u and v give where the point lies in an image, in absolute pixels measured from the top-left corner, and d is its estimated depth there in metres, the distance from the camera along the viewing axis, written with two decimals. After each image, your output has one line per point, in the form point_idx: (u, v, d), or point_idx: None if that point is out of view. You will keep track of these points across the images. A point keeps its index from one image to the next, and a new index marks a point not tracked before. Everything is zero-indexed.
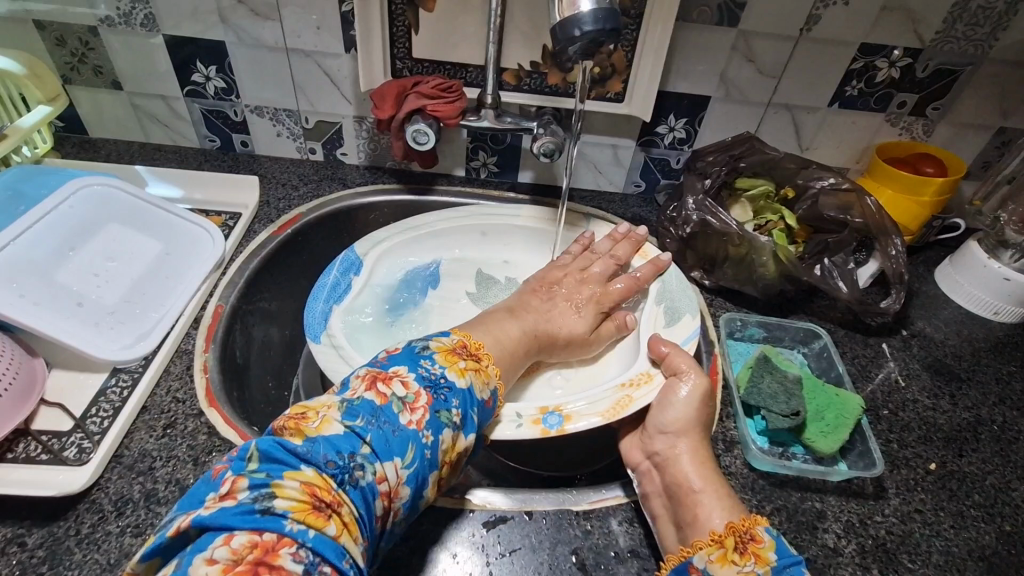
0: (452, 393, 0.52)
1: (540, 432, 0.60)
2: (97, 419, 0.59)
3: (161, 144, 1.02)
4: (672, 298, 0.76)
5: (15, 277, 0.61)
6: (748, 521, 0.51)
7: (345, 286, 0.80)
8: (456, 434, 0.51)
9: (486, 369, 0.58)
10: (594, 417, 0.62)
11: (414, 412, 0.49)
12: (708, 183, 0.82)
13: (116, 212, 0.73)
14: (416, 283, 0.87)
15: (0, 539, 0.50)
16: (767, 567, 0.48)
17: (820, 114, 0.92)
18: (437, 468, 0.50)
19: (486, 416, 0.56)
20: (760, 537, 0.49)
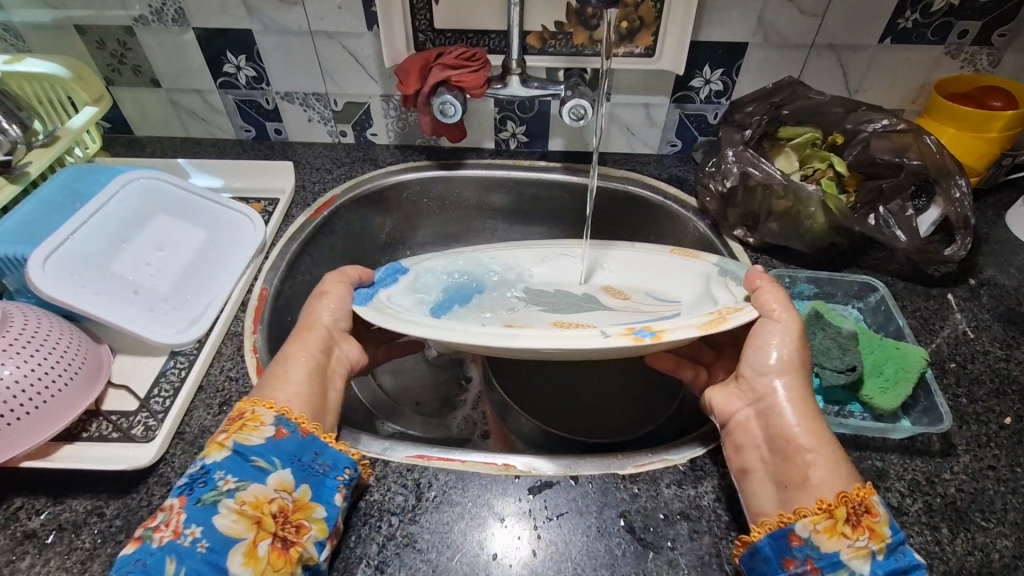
0: (211, 472, 0.48)
1: (633, 339, 0.52)
2: (160, 399, 0.62)
3: (200, 139, 1.05)
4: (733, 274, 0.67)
5: (76, 269, 0.64)
6: (863, 491, 0.48)
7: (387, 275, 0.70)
8: (238, 498, 0.47)
9: (255, 413, 0.52)
10: (690, 329, 0.54)
11: (168, 525, 0.46)
12: (748, 134, 0.78)
13: (163, 204, 0.76)
14: (460, 293, 0.71)
15: (80, 511, 0.54)
16: (881, 544, 0.46)
17: (870, 52, 0.85)
18: (243, 536, 0.46)
19: (295, 443, 0.52)
20: (876, 510, 0.47)
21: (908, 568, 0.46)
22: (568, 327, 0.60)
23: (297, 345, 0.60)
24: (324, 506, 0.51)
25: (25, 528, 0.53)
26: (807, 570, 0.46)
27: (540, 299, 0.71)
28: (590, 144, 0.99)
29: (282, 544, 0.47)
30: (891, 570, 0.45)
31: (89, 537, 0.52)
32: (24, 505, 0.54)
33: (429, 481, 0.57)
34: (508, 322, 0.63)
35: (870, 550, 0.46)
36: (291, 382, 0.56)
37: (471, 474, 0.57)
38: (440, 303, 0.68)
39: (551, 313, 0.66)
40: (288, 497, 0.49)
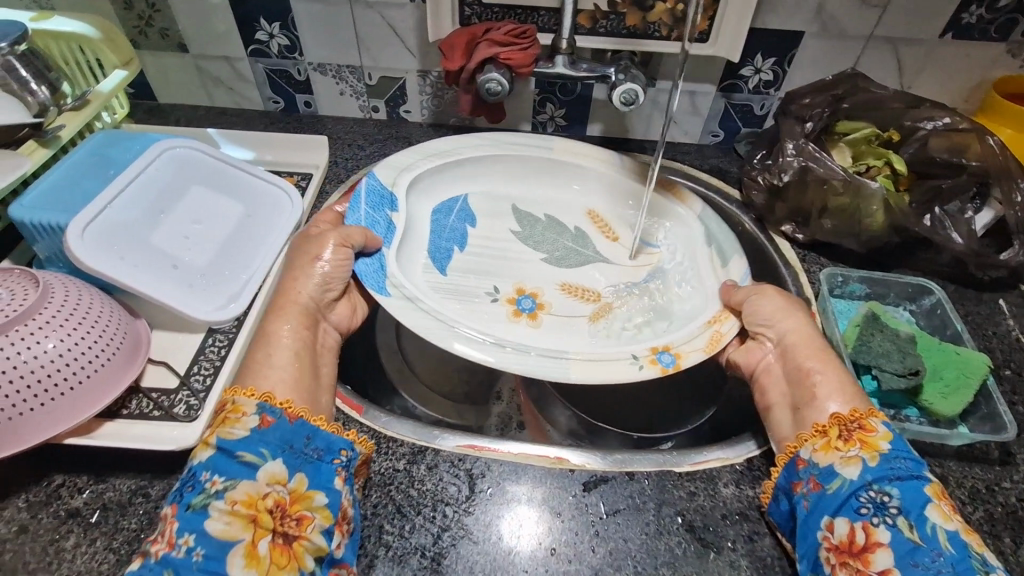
0: (199, 475, 0.45)
1: (659, 372, 0.60)
2: (200, 377, 0.60)
3: (226, 108, 1.02)
4: (713, 242, 0.74)
5: (114, 240, 0.62)
6: (858, 413, 0.51)
7: (387, 224, 0.70)
8: (229, 498, 0.44)
9: (236, 404, 0.49)
10: (699, 352, 0.62)
11: (163, 536, 0.43)
12: (810, 127, 0.75)
13: (199, 175, 0.73)
14: (451, 227, 0.77)
15: (126, 491, 0.52)
16: (874, 453, 0.47)
17: (929, 46, 0.83)
18: (238, 538, 0.42)
19: (283, 431, 0.48)
20: (872, 426, 0.49)
21: (910, 480, 0.46)
22: (576, 296, 0.72)
23: (280, 321, 0.56)
24: (324, 492, 0.47)
25: (68, 507, 0.51)
26: (811, 488, 0.49)
27: (539, 241, 0.78)
28: (630, 131, 0.96)
29: (284, 540, 0.44)
30: (887, 477, 0.46)
31: (135, 519, 0.51)
32: (66, 482, 0.52)
33: (483, 472, 0.55)
34: (518, 288, 0.72)
35: (862, 458, 0.48)
36: (274, 365, 0.53)
37: (525, 466, 0.56)
38: (437, 245, 0.75)
39: (556, 267, 0.75)
40: (283, 489, 0.46)
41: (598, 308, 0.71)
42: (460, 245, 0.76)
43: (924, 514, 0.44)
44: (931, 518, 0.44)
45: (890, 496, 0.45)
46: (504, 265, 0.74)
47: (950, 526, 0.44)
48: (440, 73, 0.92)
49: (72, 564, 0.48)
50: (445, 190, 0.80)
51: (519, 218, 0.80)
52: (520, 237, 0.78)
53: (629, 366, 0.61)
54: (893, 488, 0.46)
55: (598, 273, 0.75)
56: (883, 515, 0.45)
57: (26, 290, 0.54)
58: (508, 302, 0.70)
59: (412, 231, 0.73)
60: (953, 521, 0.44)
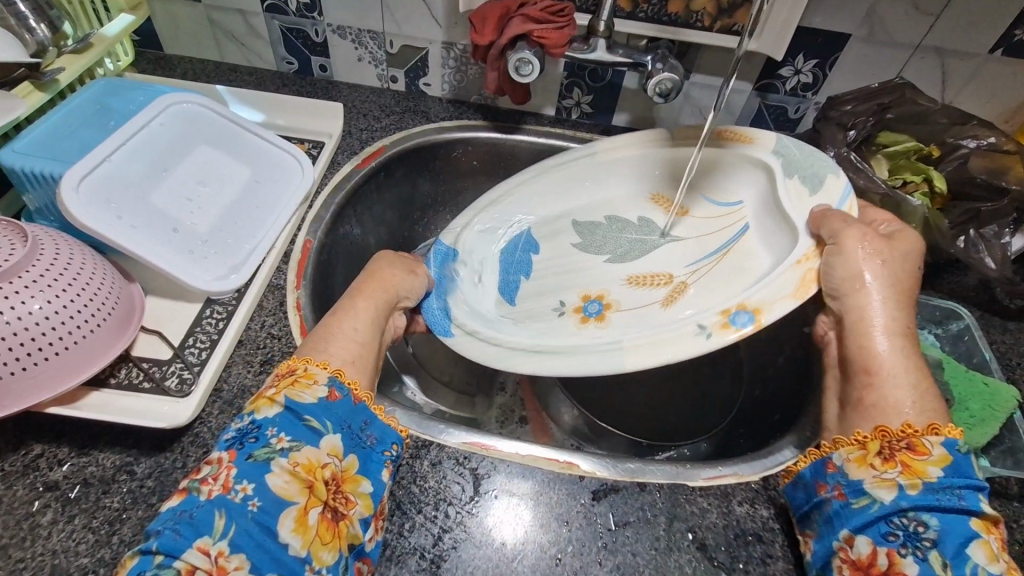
0: (264, 428, 0.44)
1: (734, 336, 0.52)
2: (195, 350, 0.57)
3: (236, 65, 0.97)
4: (796, 173, 0.62)
5: (112, 197, 0.58)
6: (910, 430, 0.47)
7: (450, 278, 0.72)
8: (291, 458, 0.42)
9: (307, 370, 0.48)
10: (787, 300, 0.53)
11: (216, 478, 0.41)
12: (852, 135, 0.73)
13: (206, 133, 0.69)
14: (516, 258, 0.76)
15: (109, 466, 0.49)
16: (916, 479, 0.44)
17: (977, 61, 0.77)
18: (294, 500, 0.41)
19: (347, 409, 0.47)
20: (923, 448, 0.45)
21: (955, 513, 0.42)
22: (646, 286, 0.69)
23: (365, 296, 0.57)
24: (370, 481, 0.45)
25: (46, 479, 0.48)
26: (835, 497, 0.47)
27: (601, 244, 0.75)
28: (658, 125, 0.92)
29: (332, 516, 0.42)
30: (929, 507, 0.43)
31: (118, 497, 0.48)
32: (45, 453, 0.49)
33: (488, 472, 0.53)
34: (583, 294, 0.70)
35: (898, 483, 0.44)
36: (356, 338, 0.53)
37: (532, 469, 0.53)
38: (506, 279, 0.74)
39: (619, 264, 0.72)
40: (339, 464, 0.44)
41: (671, 291, 0.66)
42: (526, 271, 0.75)
43: (965, 552, 0.41)
44: (973, 557, 0.40)
45: (925, 526, 0.42)
46: (566, 277, 0.73)
47: (994, 568, 0.40)
48: (465, 46, 0.87)
49: (47, 541, 0.45)
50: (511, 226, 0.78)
51: (580, 229, 0.76)
52: (582, 248, 0.75)
53: (697, 337, 0.54)
54: (932, 518, 0.42)
55: (667, 258, 0.71)
56: (915, 546, 0.42)
57: (11, 245, 0.50)
58: (575, 311, 0.69)
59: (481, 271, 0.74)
60: (999, 563, 0.40)
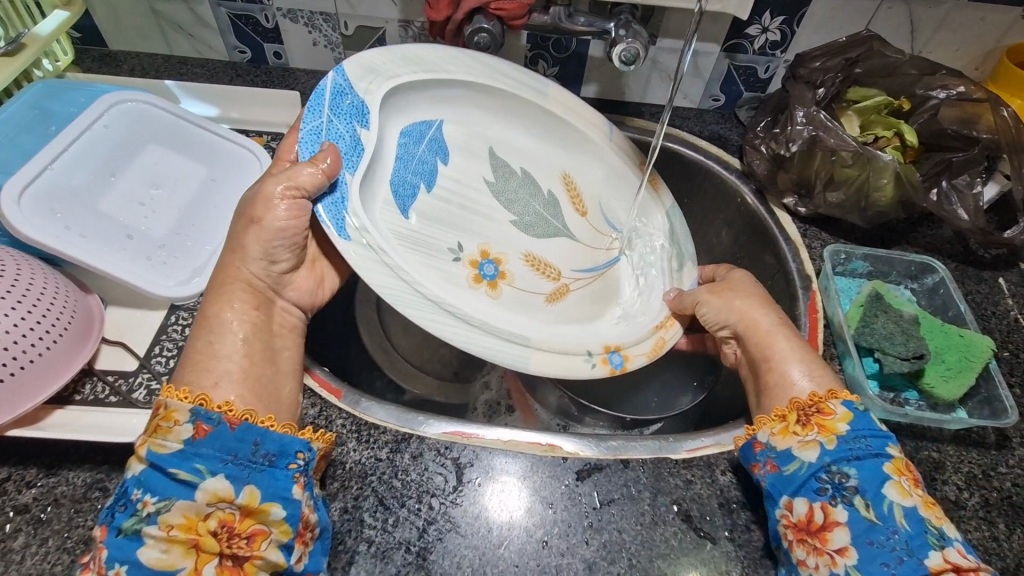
0: (126, 495, 0.41)
1: (608, 373, 0.58)
2: (162, 359, 0.55)
3: (186, 57, 0.92)
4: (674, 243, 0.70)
5: (58, 206, 0.55)
6: (819, 397, 0.49)
7: (353, 145, 0.54)
8: (163, 522, 0.40)
9: (167, 410, 0.43)
10: (644, 356, 0.61)
11: (95, 564, 0.40)
12: (821, 93, 0.71)
13: (156, 132, 0.66)
14: (421, 161, 0.63)
15: (80, 484, 0.48)
16: (831, 437, 0.46)
17: (945, 8, 0.75)
18: (179, 567, 0.40)
19: (216, 443, 0.43)
20: (830, 411, 0.47)
21: (870, 460, 0.45)
22: (537, 271, 0.65)
23: (224, 308, 0.49)
24: (282, 505, 0.43)
25: (15, 503, 0.47)
26: (769, 471, 0.48)
27: (509, 199, 0.68)
28: (627, 93, 0.90)
29: (233, 562, 0.41)
30: (847, 458, 0.45)
31: (92, 515, 0.46)
32: (12, 476, 0.48)
33: (470, 460, 0.52)
34: (482, 248, 0.63)
35: (819, 442, 0.46)
36: (220, 356, 0.47)
37: (515, 453, 0.53)
38: (401, 177, 0.60)
39: (523, 233, 0.67)
40: (227, 508, 0.42)
41: (557, 288, 0.66)
42: (429, 183, 0.63)
43: (882, 492, 0.43)
44: (889, 497, 0.43)
45: (848, 477, 0.44)
46: (477, 223, 0.65)
47: (908, 502, 0.43)
48: (423, 23, 0.84)
49: (21, 566, 0.44)
50: (419, 112, 0.64)
51: (495, 166, 0.68)
52: (492, 188, 0.67)
53: (582, 363, 0.58)
54: (853, 468, 0.45)
55: (559, 249, 0.69)
56: (841, 495, 0.44)
57: None
58: (470, 264, 0.61)
59: (379, 157, 0.58)
60: (912, 498, 0.43)
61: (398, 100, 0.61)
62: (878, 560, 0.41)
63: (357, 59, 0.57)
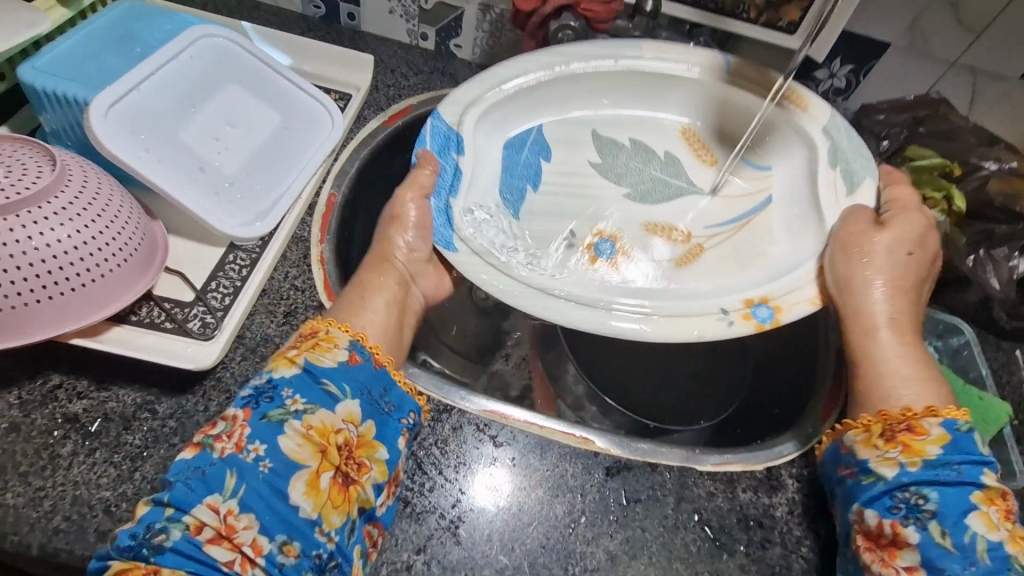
0: (277, 389, 0.43)
1: (755, 328, 0.56)
2: (218, 295, 0.56)
3: (260, 3, 0.93)
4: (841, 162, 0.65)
5: (140, 127, 0.55)
6: (909, 412, 0.49)
7: (455, 171, 0.63)
8: (305, 421, 0.41)
9: (328, 334, 0.47)
10: (804, 305, 0.58)
11: (230, 437, 0.40)
12: (885, 145, 0.77)
13: (236, 71, 0.66)
14: (523, 162, 0.69)
15: (130, 403, 0.49)
16: (916, 458, 0.47)
17: (1008, 84, 0.77)
18: (306, 463, 0.40)
19: (367, 373, 0.46)
20: (923, 430, 0.48)
21: (957, 489, 0.45)
22: (664, 236, 0.67)
23: (375, 272, 0.57)
24: (386, 448, 0.44)
25: (65, 411, 0.47)
26: (847, 476, 0.50)
27: (619, 175, 0.71)
28: None
29: (343, 480, 0.42)
30: (930, 481, 0.45)
31: (140, 435, 0.47)
32: (64, 384, 0.49)
33: (507, 441, 0.54)
34: (595, 231, 0.66)
35: (900, 461, 0.47)
36: (368, 308, 0.53)
37: (550, 442, 0.54)
38: (509, 185, 0.67)
39: (637, 203, 0.69)
40: (354, 430, 0.43)
41: (689, 250, 0.66)
42: (534, 182, 0.69)
43: (964, 522, 0.44)
44: (972, 527, 0.43)
45: (928, 500, 0.45)
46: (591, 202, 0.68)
47: (992, 535, 0.43)
48: (502, 10, 0.85)
49: (67, 472, 0.45)
50: (511, 122, 0.69)
51: (601, 146, 0.71)
52: (599, 168, 0.70)
53: (721, 322, 0.57)
54: (933, 493, 0.45)
55: (692, 208, 0.69)
56: (916, 517, 0.45)
57: (39, 168, 0.48)
58: (587, 248, 0.65)
59: (484, 173, 0.66)
60: (997, 531, 0.43)
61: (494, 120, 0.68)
62: None
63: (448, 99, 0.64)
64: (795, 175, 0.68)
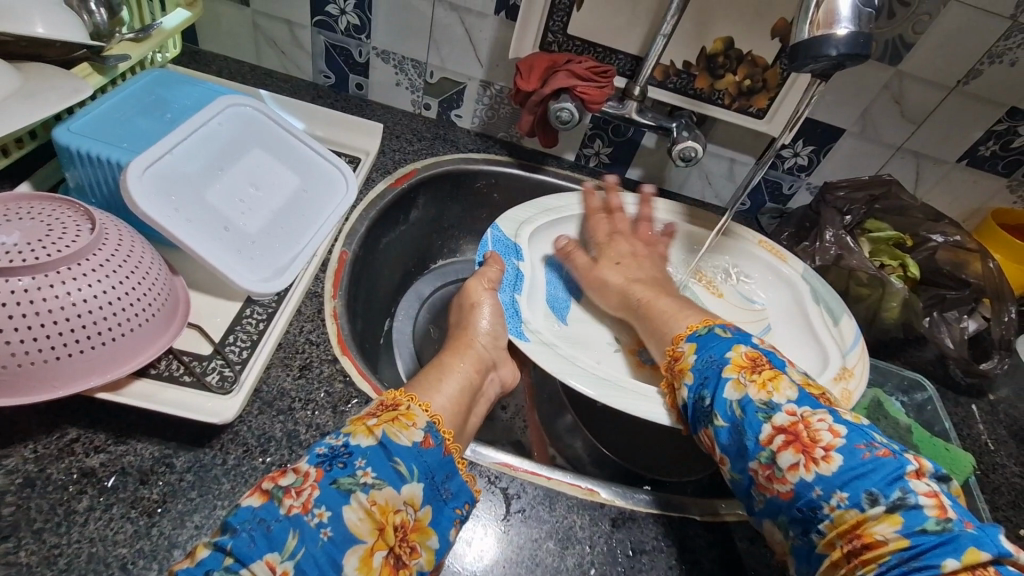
0: (353, 458, 0.44)
1: None
2: (236, 348, 0.57)
3: (271, 70, 0.98)
4: (824, 303, 0.77)
5: (171, 189, 0.58)
6: (675, 345, 0.61)
7: (513, 272, 0.72)
8: (371, 496, 0.43)
9: (409, 411, 0.49)
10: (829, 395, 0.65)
11: (299, 495, 0.42)
12: (848, 220, 0.84)
13: (260, 137, 0.70)
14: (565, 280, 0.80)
15: (148, 457, 0.49)
16: (687, 372, 0.57)
17: (945, 167, 0.89)
18: (363, 539, 0.41)
19: (436, 458, 0.48)
20: (681, 351, 0.60)
21: (711, 375, 0.54)
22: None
23: (460, 358, 0.60)
24: (437, 536, 0.46)
25: (82, 465, 0.47)
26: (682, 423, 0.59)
27: None
28: (666, 182, 1.00)
29: (394, 562, 0.42)
30: (700, 382, 0.55)
31: (157, 489, 0.48)
32: (81, 438, 0.49)
33: (517, 492, 0.56)
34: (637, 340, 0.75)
35: (683, 382, 0.57)
36: (444, 393, 0.54)
37: (558, 494, 0.56)
38: (553, 294, 0.77)
39: None
40: (412, 513, 0.45)
41: None
42: (577, 297, 0.79)
43: (723, 397, 0.52)
44: (727, 398, 0.52)
45: (701, 397, 0.54)
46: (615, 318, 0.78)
47: (741, 394, 0.51)
48: (501, 87, 0.93)
49: (83, 529, 0.44)
50: (552, 245, 0.81)
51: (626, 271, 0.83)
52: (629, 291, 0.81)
53: None
54: (704, 388, 0.54)
55: None
56: (704, 414, 0.54)
57: (79, 228, 0.50)
58: (628, 352, 0.74)
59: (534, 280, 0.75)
60: (743, 388, 0.51)
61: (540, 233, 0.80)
62: (738, 455, 0.50)
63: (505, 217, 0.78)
64: (784, 306, 0.80)
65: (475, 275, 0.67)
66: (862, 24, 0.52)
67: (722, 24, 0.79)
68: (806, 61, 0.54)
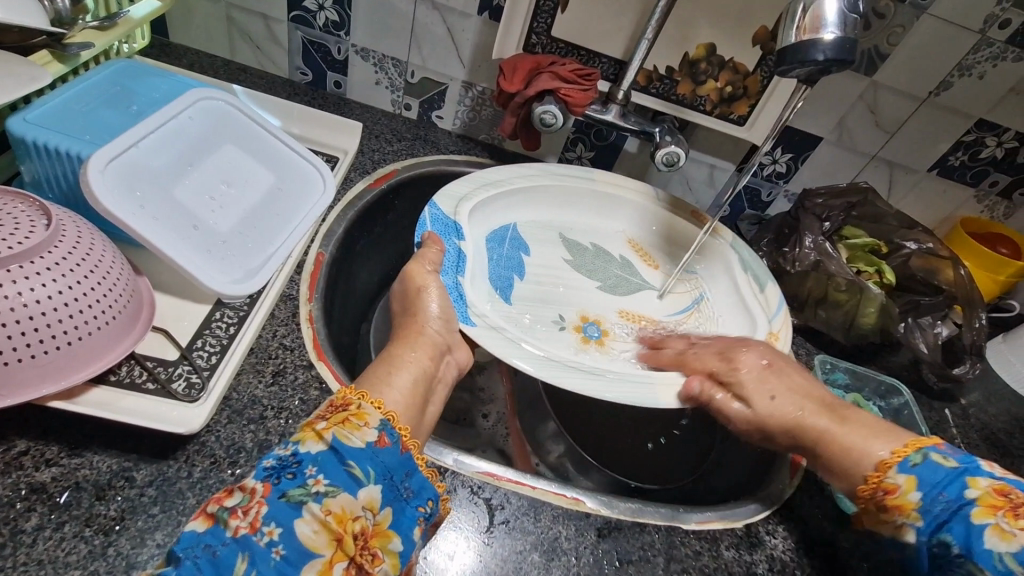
0: (301, 467, 0.42)
1: None
2: (204, 354, 0.54)
3: (246, 66, 0.95)
4: (750, 272, 0.79)
5: (137, 184, 0.55)
6: (878, 471, 0.50)
7: (457, 254, 0.67)
8: (325, 505, 0.40)
9: (360, 410, 0.46)
10: None
11: (246, 513, 0.39)
12: (827, 226, 0.86)
13: (232, 132, 0.67)
14: (506, 256, 0.76)
15: (106, 471, 0.46)
16: (913, 513, 0.47)
17: (917, 176, 0.90)
18: (320, 552, 0.39)
19: (394, 457, 0.45)
20: (896, 483, 0.48)
21: (955, 520, 0.44)
22: (635, 322, 0.76)
23: (406, 346, 0.56)
24: (401, 539, 0.43)
25: (31, 481, 0.44)
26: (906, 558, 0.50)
27: (591, 268, 0.81)
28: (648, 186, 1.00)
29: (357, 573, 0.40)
30: (937, 528, 0.45)
31: (114, 506, 0.44)
32: (30, 451, 0.45)
33: (500, 504, 0.54)
34: (582, 315, 0.74)
35: (907, 524, 0.47)
36: (394, 385, 0.51)
37: (543, 505, 0.55)
38: (498, 276, 0.73)
39: (610, 294, 0.78)
40: (372, 518, 0.42)
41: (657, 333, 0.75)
42: (520, 273, 0.76)
43: (986, 550, 0.42)
44: (993, 550, 0.41)
45: (949, 545, 0.44)
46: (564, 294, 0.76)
47: (1016, 548, 0.41)
48: (484, 88, 0.92)
49: (31, 550, 0.41)
50: (495, 221, 0.78)
51: (569, 246, 0.82)
52: (573, 264, 0.80)
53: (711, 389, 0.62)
54: (948, 535, 0.44)
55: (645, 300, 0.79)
56: (958, 568, 0.44)
57: (33, 224, 0.47)
58: (576, 330, 0.72)
59: (479, 262, 0.71)
60: (1016, 539, 0.41)
61: (481, 212, 0.76)
62: None
63: (443, 195, 0.72)
64: (716, 276, 0.82)
65: (415, 257, 0.62)
66: (849, 32, 0.52)
67: (704, 30, 0.79)
68: (792, 65, 0.55)
